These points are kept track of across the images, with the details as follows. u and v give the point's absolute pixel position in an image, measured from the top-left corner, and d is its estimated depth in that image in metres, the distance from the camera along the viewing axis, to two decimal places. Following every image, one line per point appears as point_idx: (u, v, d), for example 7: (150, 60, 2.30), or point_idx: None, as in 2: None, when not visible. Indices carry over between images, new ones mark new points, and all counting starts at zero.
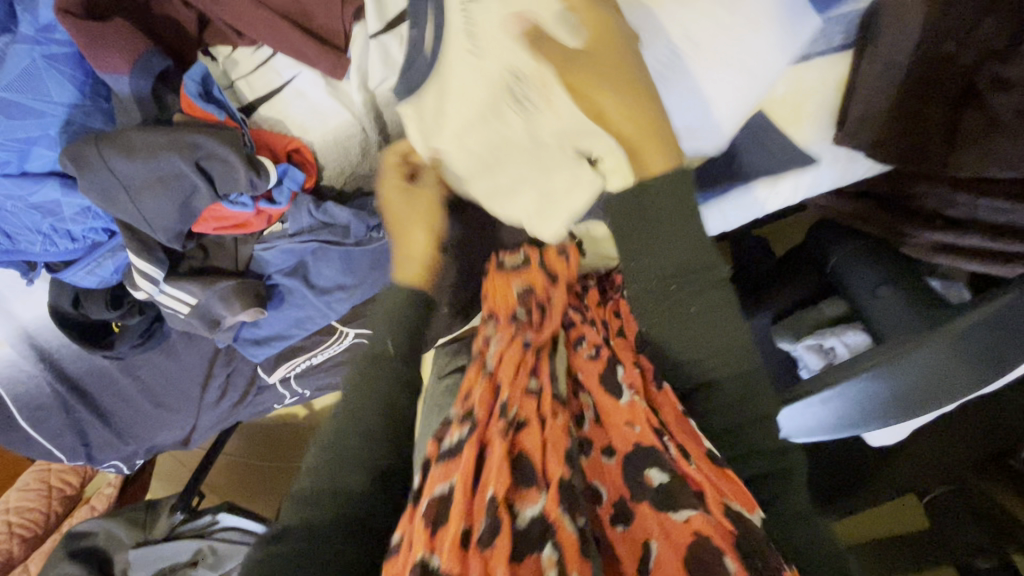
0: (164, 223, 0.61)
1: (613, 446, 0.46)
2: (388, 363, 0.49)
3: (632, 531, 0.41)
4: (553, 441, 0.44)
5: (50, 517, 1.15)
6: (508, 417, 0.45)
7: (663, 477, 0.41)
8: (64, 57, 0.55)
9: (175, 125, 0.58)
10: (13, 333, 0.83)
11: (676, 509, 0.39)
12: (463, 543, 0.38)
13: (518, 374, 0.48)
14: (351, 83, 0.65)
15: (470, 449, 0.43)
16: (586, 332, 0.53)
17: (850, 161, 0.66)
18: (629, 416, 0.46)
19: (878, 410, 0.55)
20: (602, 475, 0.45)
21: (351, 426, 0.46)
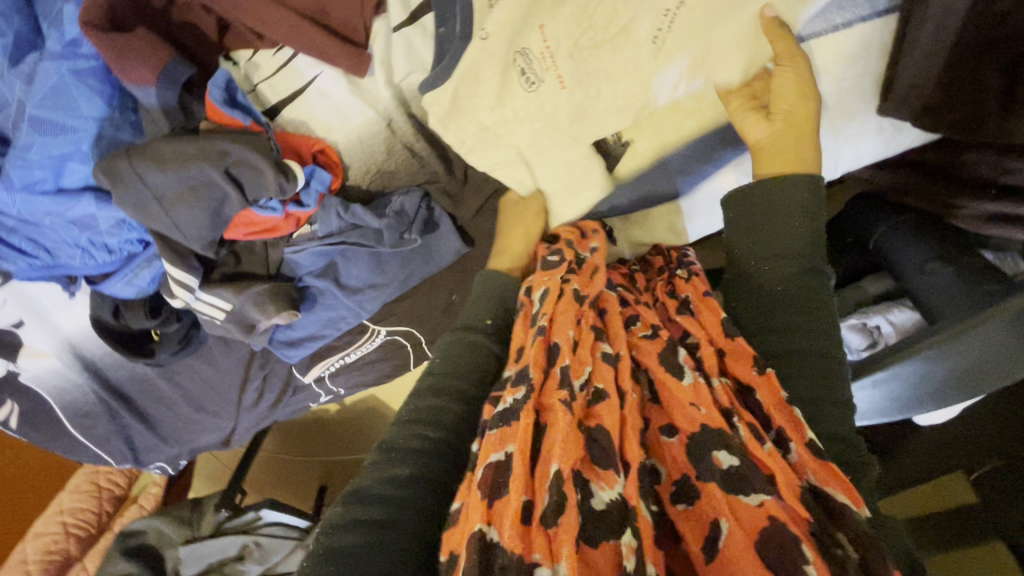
0: (198, 232, 0.61)
1: (675, 426, 0.48)
2: (476, 335, 0.55)
3: (696, 510, 0.44)
4: (631, 424, 0.45)
5: (103, 516, 1.20)
6: (571, 393, 0.46)
7: (732, 459, 0.44)
8: (91, 71, 0.56)
9: (203, 133, 0.58)
10: (58, 345, 0.85)
11: (750, 494, 0.42)
12: (524, 519, 0.39)
13: (586, 353, 0.50)
14: (373, 79, 0.65)
15: (527, 419, 0.44)
16: (642, 313, 0.55)
17: (897, 132, 0.64)
18: (692, 395, 0.48)
19: (933, 394, 0.53)
20: (658, 452, 0.48)
21: (442, 382, 0.51)
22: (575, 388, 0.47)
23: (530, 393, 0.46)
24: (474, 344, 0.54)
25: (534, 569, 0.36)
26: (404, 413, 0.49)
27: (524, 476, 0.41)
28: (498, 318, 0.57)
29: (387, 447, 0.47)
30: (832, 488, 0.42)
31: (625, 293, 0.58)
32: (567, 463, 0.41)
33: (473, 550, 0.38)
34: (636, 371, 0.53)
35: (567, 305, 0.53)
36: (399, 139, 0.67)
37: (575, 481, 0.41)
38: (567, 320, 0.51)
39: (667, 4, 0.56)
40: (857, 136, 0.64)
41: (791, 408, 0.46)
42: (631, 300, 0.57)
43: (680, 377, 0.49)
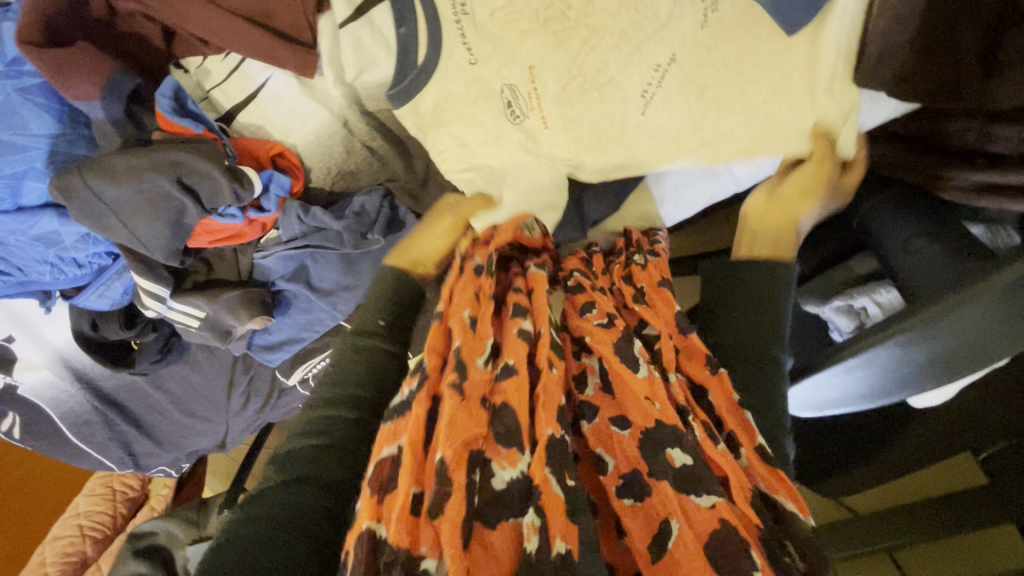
0: (160, 243, 0.61)
1: (628, 418, 0.49)
2: (369, 337, 0.54)
3: (645, 506, 0.44)
4: (544, 399, 0.45)
5: (118, 518, 1.23)
6: (464, 372, 0.46)
7: (684, 458, 0.45)
8: (37, 88, 0.56)
9: (155, 144, 0.58)
10: (49, 357, 0.87)
11: (702, 495, 0.43)
12: (413, 511, 0.40)
13: (485, 327, 0.49)
14: (325, 79, 0.63)
15: (421, 407, 0.44)
16: (597, 300, 0.55)
17: (873, 104, 0.61)
18: (648, 390, 0.48)
19: (910, 378, 0.50)
20: (608, 445, 0.49)
21: (334, 389, 0.50)
22: (479, 366, 0.47)
23: (424, 382, 0.47)
24: (365, 346, 0.53)
25: (420, 562, 0.38)
26: (297, 428, 0.49)
27: (416, 464, 0.42)
28: (393, 317, 0.56)
29: (280, 463, 0.46)
30: (776, 490, 0.46)
31: (581, 280, 0.57)
32: (451, 449, 0.41)
33: (363, 552, 0.38)
34: (588, 360, 0.54)
35: (466, 282, 0.54)
36: (357, 139, 0.67)
37: (468, 461, 0.42)
38: (463, 299, 0.51)
39: (658, 61, 0.58)
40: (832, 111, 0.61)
41: (741, 412, 0.49)
42: (589, 288, 0.57)
43: (634, 372, 0.49)
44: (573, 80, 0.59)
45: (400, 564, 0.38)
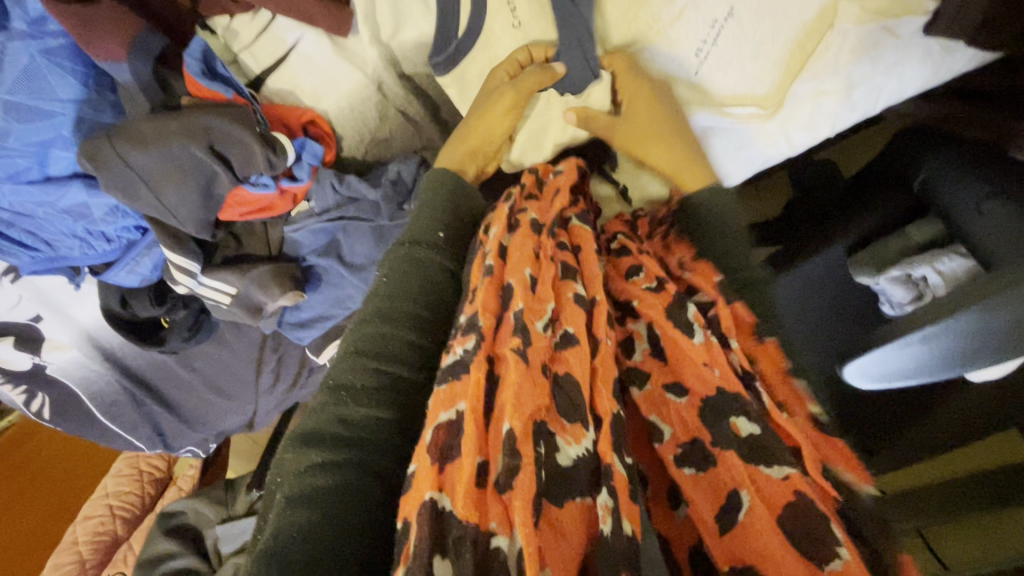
0: (191, 214, 0.59)
1: (685, 386, 0.46)
2: (425, 250, 0.52)
3: (707, 475, 0.42)
4: (602, 374, 0.45)
5: (146, 498, 1.24)
6: (527, 339, 0.43)
7: (752, 428, 0.42)
8: (62, 50, 0.53)
9: (183, 109, 0.55)
10: (76, 337, 0.86)
11: (774, 466, 0.40)
12: (479, 482, 0.38)
13: (545, 289, 0.48)
14: (359, 38, 0.60)
15: (480, 370, 0.42)
16: (645, 264, 0.54)
17: (947, 56, 0.56)
18: (705, 356, 0.46)
19: (996, 348, 0.46)
20: (663, 412, 0.46)
21: (387, 304, 0.48)
22: (538, 329, 0.45)
23: (479, 341, 0.44)
24: (421, 259, 0.51)
25: (492, 539, 0.35)
26: (347, 348, 0.47)
27: (480, 434, 0.40)
28: (451, 228, 0.55)
29: (334, 386, 0.45)
30: (834, 464, 0.45)
31: (627, 242, 0.57)
32: (518, 419, 0.39)
33: (426, 525, 0.35)
34: (635, 325, 0.51)
35: (523, 239, 0.51)
36: (391, 104, 0.64)
37: (534, 432, 0.40)
38: (521, 257, 0.49)
39: (715, 16, 0.56)
40: (899, 64, 0.57)
41: (793, 381, 0.48)
42: (634, 250, 0.56)
43: (690, 337, 0.47)
44: (621, 35, 0.60)
45: (472, 538, 0.35)
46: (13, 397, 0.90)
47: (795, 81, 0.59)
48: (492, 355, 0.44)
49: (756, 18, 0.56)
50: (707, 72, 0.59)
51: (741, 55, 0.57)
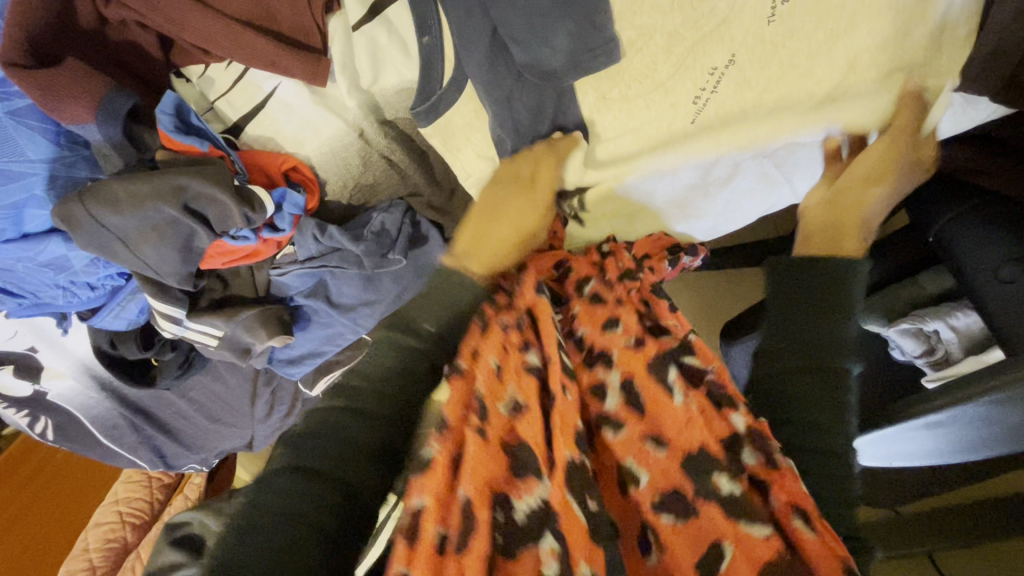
0: (171, 269, 0.57)
1: (664, 436, 0.45)
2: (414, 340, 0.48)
3: (688, 526, 0.41)
4: (558, 423, 0.42)
5: (155, 504, 1.19)
6: (481, 413, 0.42)
7: (732, 486, 0.42)
8: (30, 110, 0.51)
9: (159, 168, 0.53)
10: (73, 367, 0.87)
11: (755, 523, 0.40)
12: (438, 551, 0.36)
13: (511, 366, 0.45)
14: (338, 86, 0.57)
15: (445, 453, 0.39)
16: (623, 318, 0.51)
17: (969, 107, 0.54)
18: (687, 419, 0.45)
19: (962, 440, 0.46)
20: (639, 457, 0.45)
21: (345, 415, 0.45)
22: (491, 410, 0.42)
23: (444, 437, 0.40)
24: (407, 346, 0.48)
25: None
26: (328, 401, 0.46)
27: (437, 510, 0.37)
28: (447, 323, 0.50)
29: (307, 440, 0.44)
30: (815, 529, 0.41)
31: (600, 289, 0.54)
32: (472, 485, 0.39)
33: None
34: (606, 374, 0.48)
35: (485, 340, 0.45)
36: (374, 150, 0.60)
37: (490, 499, 0.39)
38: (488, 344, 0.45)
39: (715, 63, 0.52)
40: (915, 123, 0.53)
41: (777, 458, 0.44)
42: (609, 300, 0.53)
43: (669, 396, 0.46)
44: (617, 86, 0.54)
45: None
46: (18, 419, 0.92)
47: (790, 119, 0.54)
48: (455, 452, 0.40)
49: (765, 52, 0.52)
50: (715, 111, 0.55)
51: (755, 97, 0.54)
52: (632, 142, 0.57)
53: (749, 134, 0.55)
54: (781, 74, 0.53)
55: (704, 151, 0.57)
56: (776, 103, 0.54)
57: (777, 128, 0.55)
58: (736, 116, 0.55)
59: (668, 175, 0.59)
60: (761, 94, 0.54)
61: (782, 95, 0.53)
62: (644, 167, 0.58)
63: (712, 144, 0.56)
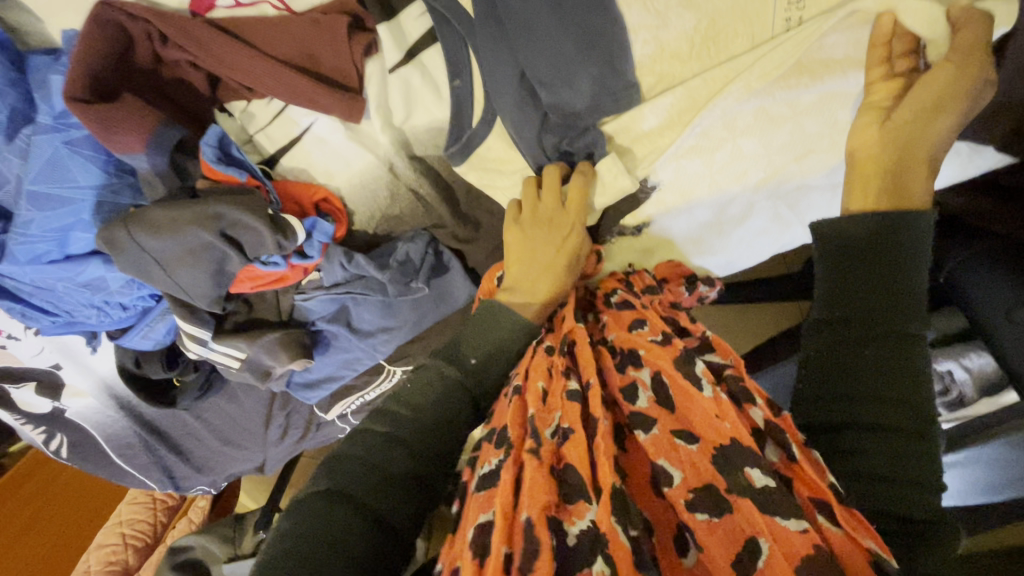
0: (202, 291, 0.59)
1: (695, 433, 0.46)
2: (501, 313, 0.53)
3: (723, 522, 0.41)
4: (603, 444, 0.44)
5: (158, 527, 1.18)
6: (535, 440, 0.44)
7: (766, 479, 0.42)
8: (84, 140, 0.55)
9: (199, 196, 0.56)
10: (94, 385, 0.88)
11: (792, 519, 0.40)
12: (502, 572, 0.37)
13: (556, 398, 0.47)
14: (372, 123, 0.60)
15: (509, 473, 0.42)
16: (649, 317, 0.53)
17: (974, 155, 0.57)
18: (716, 408, 0.46)
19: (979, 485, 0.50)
20: (671, 456, 0.45)
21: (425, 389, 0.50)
22: (543, 437, 0.45)
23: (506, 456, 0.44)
24: (429, 375, 0.51)
25: None
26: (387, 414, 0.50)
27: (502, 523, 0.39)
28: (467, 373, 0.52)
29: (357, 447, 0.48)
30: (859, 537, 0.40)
31: (627, 296, 0.56)
32: (534, 509, 0.39)
33: None
34: (638, 372, 0.50)
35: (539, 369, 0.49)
36: (402, 183, 0.62)
37: (548, 522, 0.40)
38: (538, 369, 0.49)
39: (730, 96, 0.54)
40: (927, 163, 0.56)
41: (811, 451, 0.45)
42: (635, 305, 0.55)
43: (699, 390, 0.47)
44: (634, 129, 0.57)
45: None
46: (34, 435, 0.93)
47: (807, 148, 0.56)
48: (519, 466, 0.44)
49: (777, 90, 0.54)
50: (737, 144, 0.56)
51: (767, 136, 0.56)
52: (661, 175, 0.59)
53: (766, 163, 0.57)
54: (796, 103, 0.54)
55: (721, 187, 0.59)
56: (790, 140, 0.56)
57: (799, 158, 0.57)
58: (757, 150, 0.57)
59: (689, 208, 0.60)
60: (773, 132, 0.56)
61: (797, 128, 0.55)
62: (674, 196, 0.60)
63: (734, 174, 0.58)
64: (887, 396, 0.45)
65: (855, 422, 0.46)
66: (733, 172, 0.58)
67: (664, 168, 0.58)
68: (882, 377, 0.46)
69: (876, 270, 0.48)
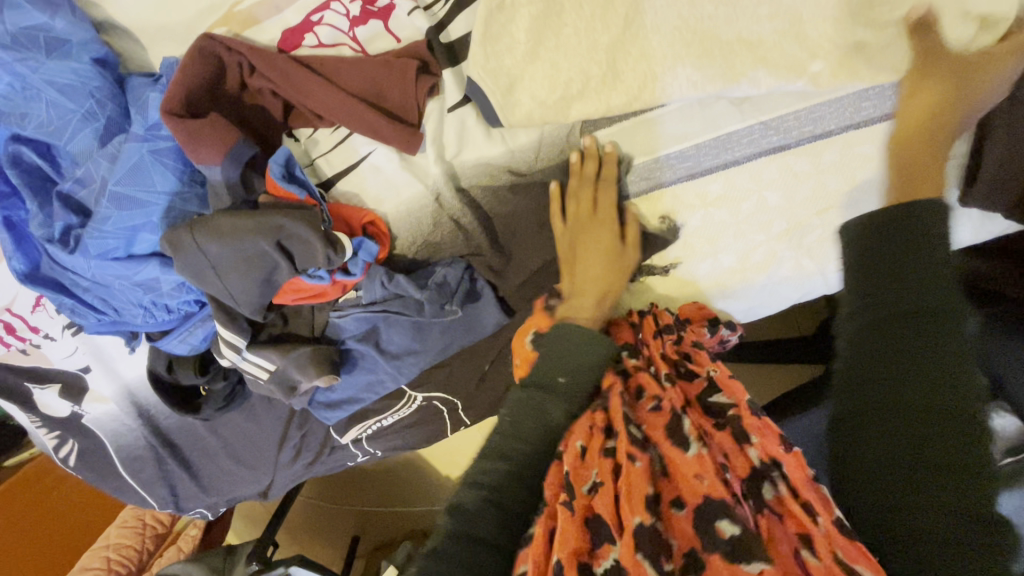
0: (248, 298, 0.62)
1: (681, 496, 0.48)
2: (547, 399, 0.50)
3: (704, 573, 0.43)
4: (628, 490, 0.47)
5: (144, 555, 1.12)
6: (569, 491, 0.46)
7: (734, 529, 0.44)
8: (168, 151, 0.60)
9: (262, 208, 0.61)
10: (117, 391, 0.90)
11: (752, 563, 0.42)
12: None
13: (594, 456, 0.48)
14: (426, 156, 0.65)
15: (542, 526, 0.44)
16: (640, 372, 0.56)
17: (985, 221, 0.61)
18: (696, 466, 0.49)
19: None
20: (664, 521, 0.48)
21: (491, 468, 0.48)
22: (578, 493, 0.46)
23: (540, 515, 0.45)
24: (573, 367, 0.52)
25: None
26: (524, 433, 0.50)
27: None
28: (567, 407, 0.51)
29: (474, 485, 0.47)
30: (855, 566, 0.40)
31: (631, 345, 0.59)
32: (562, 552, 0.42)
33: None
34: (633, 429, 0.53)
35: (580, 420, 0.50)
36: (445, 213, 0.66)
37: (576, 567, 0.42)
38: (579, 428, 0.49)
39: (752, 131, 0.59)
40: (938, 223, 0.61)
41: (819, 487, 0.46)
42: (639, 352, 0.58)
43: (682, 449, 0.50)
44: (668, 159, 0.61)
45: None
46: (46, 440, 0.94)
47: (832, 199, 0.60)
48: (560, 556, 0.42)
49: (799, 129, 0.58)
50: (766, 189, 0.61)
51: (791, 190, 0.60)
52: (693, 215, 0.63)
53: (792, 209, 0.61)
54: (820, 156, 0.59)
55: (745, 236, 0.63)
56: (815, 192, 0.60)
57: (822, 211, 0.61)
58: (788, 195, 0.61)
59: (715, 251, 0.64)
60: (794, 186, 0.60)
61: (823, 177, 0.60)
62: (701, 240, 0.63)
63: (763, 218, 0.62)
64: (921, 464, 0.41)
65: (879, 446, 0.43)
66: (761, 221, 0.62)
67: (693, 215, 0.63)
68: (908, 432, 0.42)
69: (896, 327, 0.45)
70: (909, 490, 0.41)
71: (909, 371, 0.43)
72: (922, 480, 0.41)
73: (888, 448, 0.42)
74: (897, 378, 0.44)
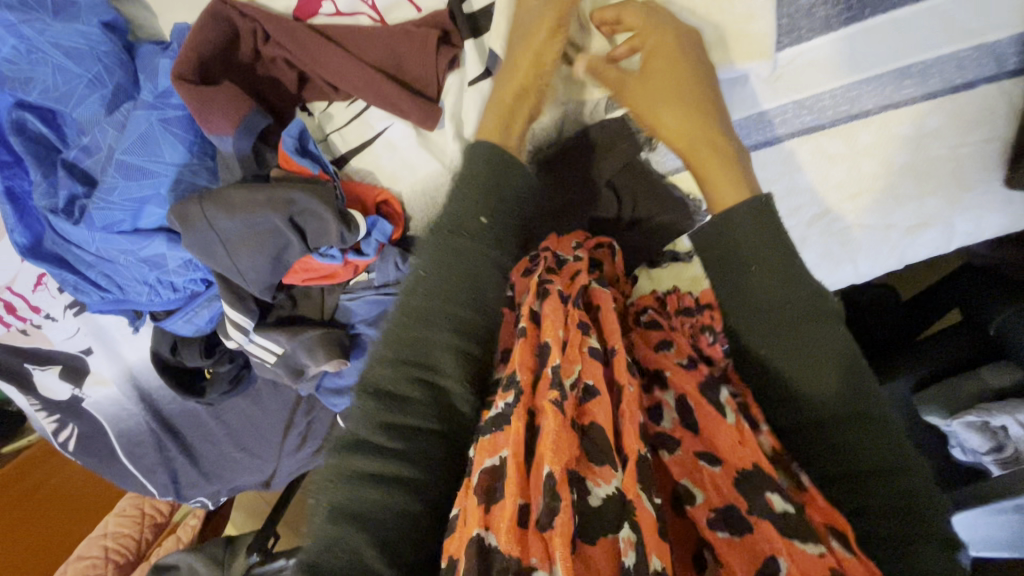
0: (258, 276, 0.60)
1: (720, 454, 0.42)
2: (465, 239, 0.46)
3: (745, 540, 0.38)
4: (627, 418, 0.41)
5: (141, 544, 1.09)
6: (560, 394, 0.40)
7: (788, 505, 0.38)
8: (178, 120, 0.58)
9: (274, 181, 0.58)
10: (120, 373, 0.88)
11: (810, 541, 0.36)
12: (520, 521, 0.36)
13: (576, 351, 0.44)
14: (443, 132, 0.63)
15: (520, 421, 0.40)
16: (676, 340, 0.50)
17: None
18: (747, 432, 0.42)
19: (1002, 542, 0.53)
20: (695, 476, 0.42)
21: (413, 328, 0.45)
22: (566, 389, 0.41)
23: (516, 400, 0.41)
24: (459, 250, 0.46)
25: None
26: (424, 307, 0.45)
27: (509, 525, 0.36)
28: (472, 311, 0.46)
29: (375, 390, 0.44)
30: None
31: (658, 315, 0.52)
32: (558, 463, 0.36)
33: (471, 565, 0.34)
34: (663, 394, 0.46)
35: (554, 308, 0.45)
36: None
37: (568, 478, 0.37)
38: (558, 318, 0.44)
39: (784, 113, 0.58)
40: (980, 208, 0.56)
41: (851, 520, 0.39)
42: (666, 325, 0.52)
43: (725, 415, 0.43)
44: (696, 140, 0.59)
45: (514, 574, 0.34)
46: (45, 424, 0.91)
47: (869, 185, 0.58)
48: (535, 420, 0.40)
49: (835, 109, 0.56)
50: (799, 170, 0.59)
51: (823, 175, 0.58)
52: None
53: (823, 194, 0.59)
54: (856, 138, 0.57)
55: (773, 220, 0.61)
56: (849, 176, 0.58)
57: (857, 198, 0.58)
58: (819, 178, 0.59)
59: None
60: (827, 171, 0.58)
61: (857, 160, 0.57)
62: None
63: (791, 202, 0.60)
64: (881, 468, 0.40)
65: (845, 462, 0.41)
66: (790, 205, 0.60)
67: None
68: (851, 414, 0.41)
69: (840, 333, 0.42)
70: (879, 479, 0.40)
71: (830, 380, 0.42)
72: (887, 475, 0.40)
73: (848, 458, 0.41)
74: (826, 388, 0.42)
